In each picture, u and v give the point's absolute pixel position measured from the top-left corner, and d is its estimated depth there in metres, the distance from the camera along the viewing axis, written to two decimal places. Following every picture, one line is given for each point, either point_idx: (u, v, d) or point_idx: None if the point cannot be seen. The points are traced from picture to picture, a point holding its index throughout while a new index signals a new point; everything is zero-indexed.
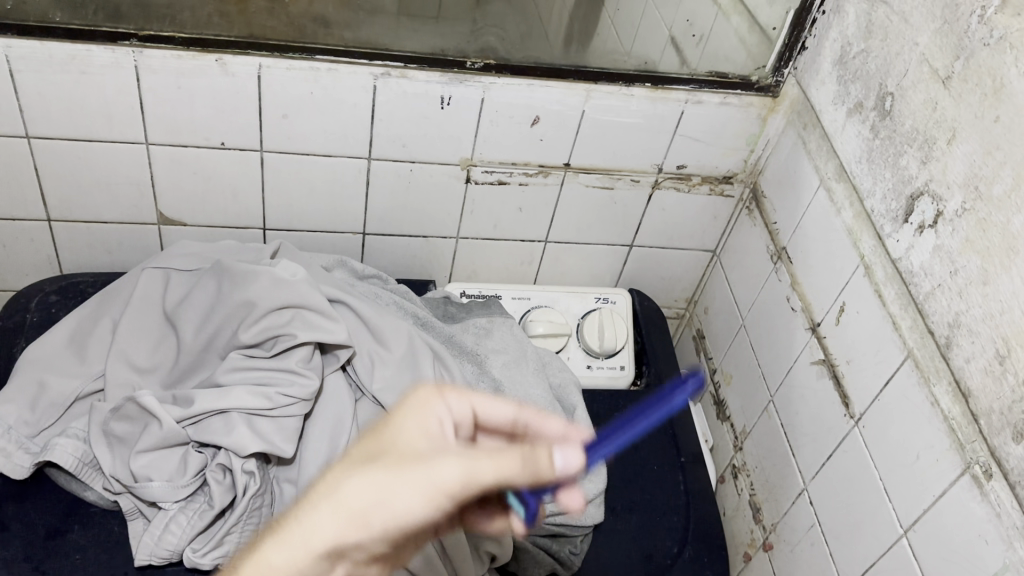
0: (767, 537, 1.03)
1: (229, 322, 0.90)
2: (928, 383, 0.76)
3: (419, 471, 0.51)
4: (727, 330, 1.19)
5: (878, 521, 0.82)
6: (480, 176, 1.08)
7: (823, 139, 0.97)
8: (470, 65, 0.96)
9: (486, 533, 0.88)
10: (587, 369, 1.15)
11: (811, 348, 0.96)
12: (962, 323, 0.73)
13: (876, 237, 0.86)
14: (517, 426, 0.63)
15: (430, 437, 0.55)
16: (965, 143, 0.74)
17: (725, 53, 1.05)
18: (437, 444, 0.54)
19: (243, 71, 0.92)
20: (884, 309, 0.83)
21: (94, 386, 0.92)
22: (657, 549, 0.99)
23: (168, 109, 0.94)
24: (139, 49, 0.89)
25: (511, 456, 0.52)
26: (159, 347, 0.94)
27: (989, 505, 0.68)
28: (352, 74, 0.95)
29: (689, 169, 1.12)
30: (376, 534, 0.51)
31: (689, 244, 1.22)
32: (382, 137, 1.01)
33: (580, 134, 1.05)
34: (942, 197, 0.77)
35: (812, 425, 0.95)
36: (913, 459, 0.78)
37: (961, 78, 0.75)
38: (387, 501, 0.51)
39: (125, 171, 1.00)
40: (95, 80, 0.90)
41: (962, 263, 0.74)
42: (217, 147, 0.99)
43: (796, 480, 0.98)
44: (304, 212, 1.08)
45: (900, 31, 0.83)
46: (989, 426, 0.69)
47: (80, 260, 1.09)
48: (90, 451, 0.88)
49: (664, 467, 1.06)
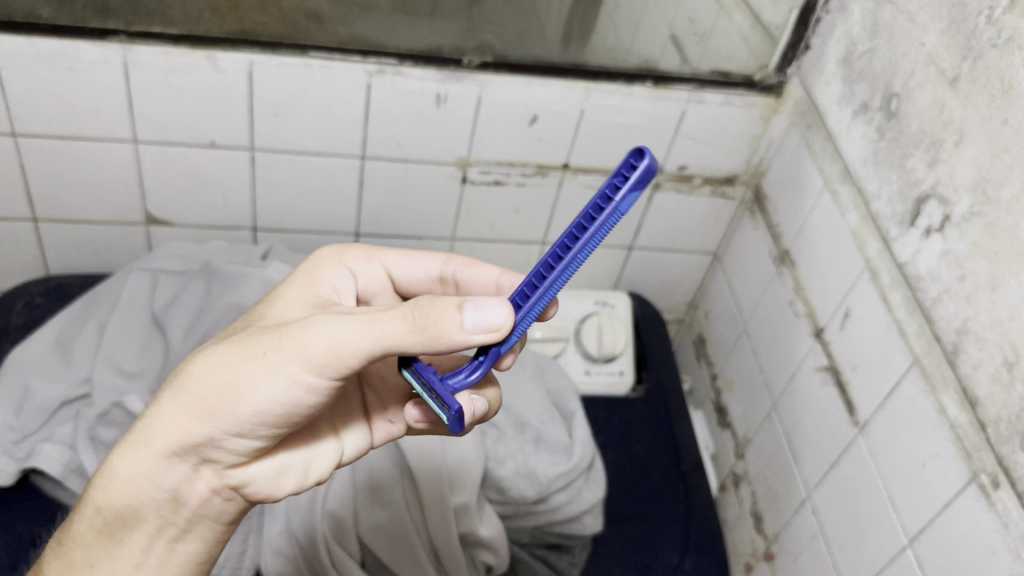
0: (768, 546, 1.01)
1: (217, 325, 0.90)
2: (934, 390, 0.74)
3: (262, 347, 0.58)
4: (728, 335, 1.16)
5: (883, 531, 0.80)
6: (477, 177, 1.06)
7: (827, 140, 0.95)
8: (467, 63, 0.95)
9: (482, 544, 0.86)
10: (585, 375, 1.12)
11: (814, 354, 0.94)
12: (969, 329, 0.71)
13: (881, 241, 0.84)
14: (444, 281, 0.71)
15: (311, 301, 0.64)
16: (973, 145, 0.72)
17: (728, 52, 1.03)
18: (306, 305, 0.64)
19: (232, 68, 0.90)
20: (890, 315, 0.81)
21: (79, 391, 0.89)
22: (655, 558, 0.96)
23: (157, 107, 0.92)
24: (127, 45, 0.87)
25: (389, 319, 0.54)
26: (147, 351, 0.92)
27: (996, 515, 0.66)
28: (346, 71, 0.92)
29: (690, 170, 1.09)
30: (232, 409, 0.58)
31: (690, 247, 1.20)
32: (376, 136, 0.99)
33: (579, 134, 1.03)
34: (949, 200, 0.74)
35: (815, 433, 0.93)
36: (919, 468, 0.75)
37: (969, 79, 0.72)
38: (235, 377, 0.58)
39: (112, 171, 0.97)
40: (81, 78, 0.88)
41: (970, 268, 0.71)
42: (207, 147, 0.96)
43: (798, 489, 0.95)
44: (297, 213, 1.05)
45: (906, 31, 0.81)
46: (997, 435, 0.67)
47: (68, 262, 1.07)
48: (76, 457, 0.85)
49: (663, 475, 1.04)
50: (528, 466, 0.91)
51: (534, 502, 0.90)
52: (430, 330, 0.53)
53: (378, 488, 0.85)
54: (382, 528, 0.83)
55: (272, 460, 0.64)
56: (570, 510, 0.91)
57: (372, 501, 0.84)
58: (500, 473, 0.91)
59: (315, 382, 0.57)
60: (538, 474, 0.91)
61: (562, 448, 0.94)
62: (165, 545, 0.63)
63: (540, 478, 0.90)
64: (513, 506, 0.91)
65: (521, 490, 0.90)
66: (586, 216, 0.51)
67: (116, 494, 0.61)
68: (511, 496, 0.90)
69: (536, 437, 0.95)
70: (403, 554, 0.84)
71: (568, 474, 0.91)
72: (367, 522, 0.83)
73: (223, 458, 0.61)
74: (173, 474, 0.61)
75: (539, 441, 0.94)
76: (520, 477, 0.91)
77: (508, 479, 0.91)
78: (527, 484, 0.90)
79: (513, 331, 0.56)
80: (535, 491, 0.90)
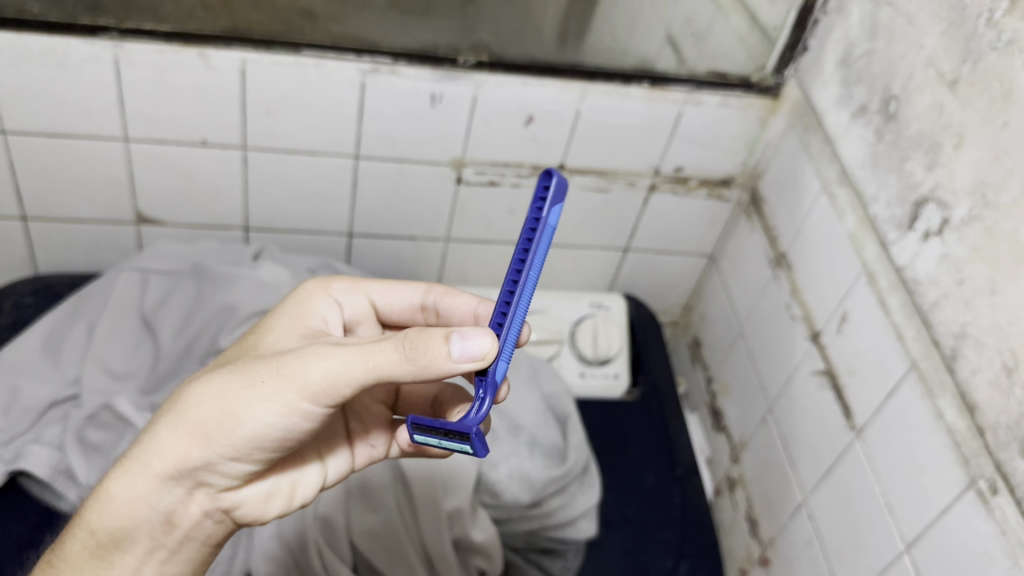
0: (764, 551, 1.00)
1: (208, 326, 0.89)
2: (932, 395, 0.73)
3: (261, 372, 0.58)
4: (724, 337, 1.16)
5: (880, 537, 0.79)
6: (472, 177, 1.05)
7: (825, 143, 0.94)
8: (462, 62, 0.94)
9: (475, 549, 0.85)
10: (580, 378, 1.11)
11: (811, 358, 0.93)
12: (968, 333, 0.70)
13: (879, 244, 0.83)
14: (426, 311, 0.71)
15: (304, 334, 0.65)
16: (972, 147, 0.71)
17: (725, 52, 1.02)
18: (300, 337, 0.64)
19: (225, 65, 0.89)
20: (887, 319, 0.81)
21: (68, 392, 0.87)
22: (650, 562, 0.95)
23: (148, 105, 0.91)
24: (119, 42, 0.85)
25: (381, 350, 0.54)
26: (136, 352, 0.91)
27: (994, 521, 0.65)
28: (339, 70, 0.91)
29: (687, 171, 1.09)
30: (230, 433, 0.58)
31: (686, 249, 1.19)
32: (370, 136, 0.98)
33: (575, 135, 1.02)
34: (948, 204, 0.74)
35: (811, 437, 0.92)
36: (916, 473, 0.75)
37: (968, 82, 0.72)
38: (234, 401, 0.58)
39: (103, 169, 0.96)
40: (71, 74, 0.87)
41: (969, 272, 0.71)
42: (199, 145, 0.95)
43: (794, 493, 0.95)
44: (289, 212, 1.04)
45: (905, 33, 0.80)
46: (995, 440, 0.66)
47: (57, 261, 1.05)
48: (65, 458, 0.82)
49: (658, 478, 1.03)
50: (522, 470, 0.91)
51: (528, 506, 0.90)
52: (413, 355, 0.53)
53: (371, 492, 0.84)
54: (373, 532, 0.83)
55: (264, 483, 0.65)
56: (563, 515, 0.91)
57: (365, 505, 0.84)
58: (493, 477, 0.90)
59: (311, 409, 0.57)
60: (532, 478, 0.90)
61: (555, 452, 0.94)
62: (154, 567, 0.62)
63: (534, 483, 0.90)
64: (507, 511, 0.90)
65: (515, 494, 0.90)
66: (523, 241, 0.54)
67: (107, 517, 0.60)
68: (505, 500, 0.89)
69: (529, 440, 0.95)
70: (395, 559, 0.83)
71: (562, 479, 0.91)
72: (358, 526, 0.82)
73: (217, 480, 0.61)
74: (166, 497, 0.60)
75: (533, 445, 0.94)
76: (514, 482, 0.90)
77: (502, 484, 0.90)
78: (522, 488, 0.90)
79: (500, 356, 0.55)
80: (529, 495, 0.90)
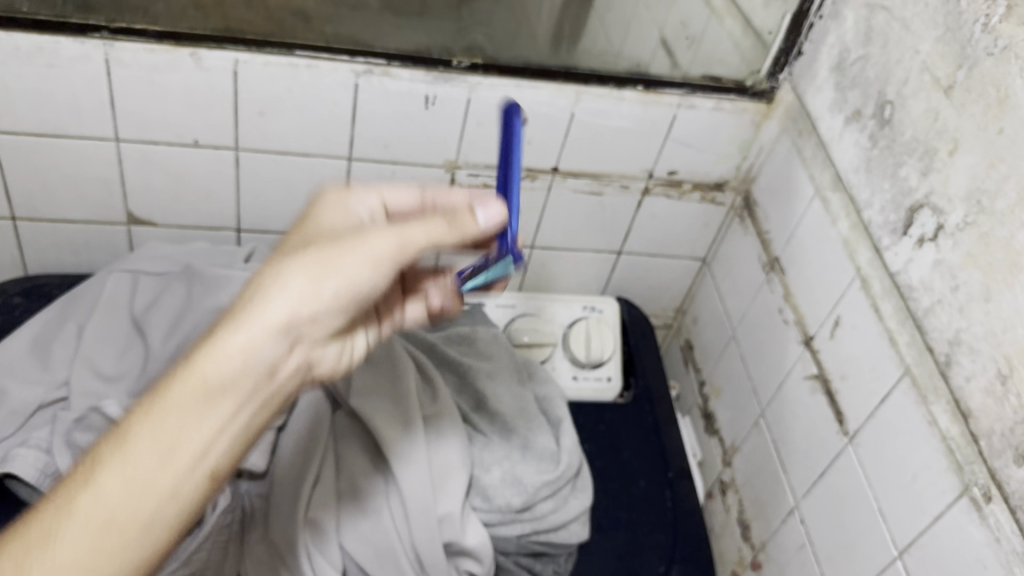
0: (755, 555, 1.00)
1: (198, 328, 0.88)
2: (925, 401, 0.74)
3: (360, 236, 0.63)
4: (716, 341, 1.16)
5: (872, 542, 0.79)
6: (465, 180, 1.04)
7: (819, 147, 0.94)
8: (456, 64, 0.93)
9: (467, 552, 0.85)
10: (573, 380, 1.11)
11: (804, 363, 0.94)
12: (962, 340, 0.70)
13: (873, 249, 0.83)
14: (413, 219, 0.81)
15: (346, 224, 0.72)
16: (967, 153, 0.71)
17: (720, 57, 1.03)
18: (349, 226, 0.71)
19: (217, 65, 0.88)
20: (881, 324, 0.81)
21: (57, 394, 0.86)
22: (642, 566, 0.95)
23: (140, 105, 0.90)
24: (110, 42, 0.85)
25: (433, 220, 0.65)
26: (126, 354, 0.90)
27: (988, 529, 0.66)
28: (332, 70, 0.90)
29: (680, 174, 1.09)
30: (342, 283, 0.61)
31: (679, 252, 1.19)
32: (363, 137, 0.97)
33: (569, 137, 1.02)
34: (942, 210, 0.74)
35: (803, 442, 0.92)
36: (909, 479, 0.75)
37: (964, 87, 0.72)
38: (344, 256, 0.61)
39: (94, 170, 0.95)
40: (62, 74, 0.86)
41: (963, 278, 0.71)
42: (191, 146, 0.95)
43: (785, 498, 0.95)
44: (282, 214, 1.04)
45: (900, 38, 0.80)
46: (989, 448, 0.67)
47: (47, 261, 1.04)
48: (52, 462, 0.80)
49: (650, 483, 1.03)
50: (515, 474, 0.90)
51: (520, 510, 0.89)
52: (457, 226, 0.65)
53: (362, 495, 0.84)
54: (365, 536, 0.82)
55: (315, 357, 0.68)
56: (556, 518, 0.91)
57: (356, 508, 0.83)
58: (485, 482, 0.90)
59: (395, 272, 0.64)
60: (524, 481, 0.90)
61: (548, 455, 0.93)
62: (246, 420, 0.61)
63: (526, 486, 0.90)
64: (497, 514, 0.89)
65: (506, 498, 0.89)
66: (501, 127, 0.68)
67: (225, 365, 0.58)
68: (497, 504, 0.89)
69: (522, 444, 0.94)
70: (386, 563, 0.82)
71: (555, 483, 0.91)
72: (349, 530, 0.82)
73: (309, 338, 0.63)
74: (273, 351, 0.60)
75: (526, 449, 0.94)
76: (506, 486, 0.90)
77: (494, 488, 0.89)
78: (514, 492, 0.89)
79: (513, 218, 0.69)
80: (521, 499, 0.89)
